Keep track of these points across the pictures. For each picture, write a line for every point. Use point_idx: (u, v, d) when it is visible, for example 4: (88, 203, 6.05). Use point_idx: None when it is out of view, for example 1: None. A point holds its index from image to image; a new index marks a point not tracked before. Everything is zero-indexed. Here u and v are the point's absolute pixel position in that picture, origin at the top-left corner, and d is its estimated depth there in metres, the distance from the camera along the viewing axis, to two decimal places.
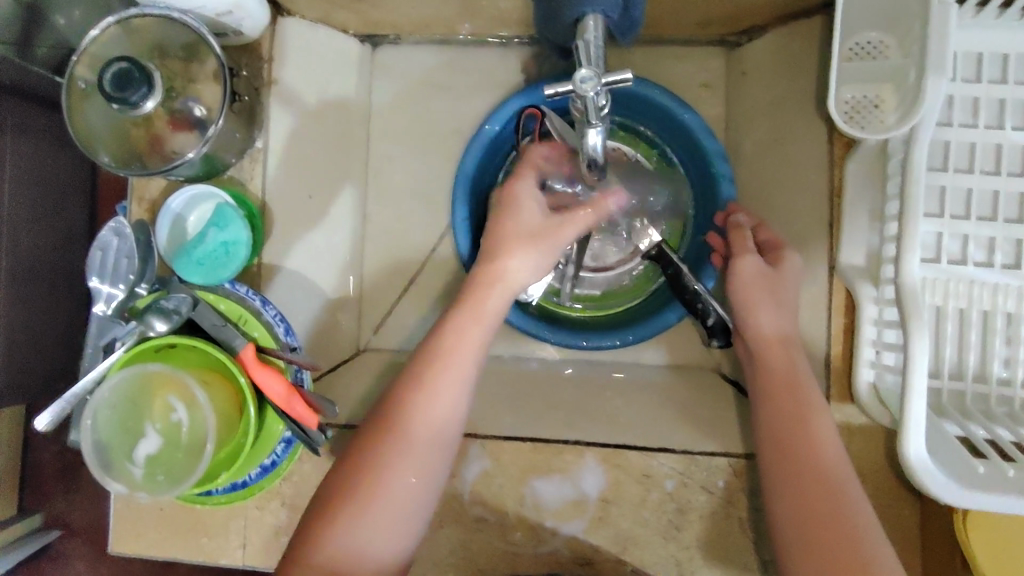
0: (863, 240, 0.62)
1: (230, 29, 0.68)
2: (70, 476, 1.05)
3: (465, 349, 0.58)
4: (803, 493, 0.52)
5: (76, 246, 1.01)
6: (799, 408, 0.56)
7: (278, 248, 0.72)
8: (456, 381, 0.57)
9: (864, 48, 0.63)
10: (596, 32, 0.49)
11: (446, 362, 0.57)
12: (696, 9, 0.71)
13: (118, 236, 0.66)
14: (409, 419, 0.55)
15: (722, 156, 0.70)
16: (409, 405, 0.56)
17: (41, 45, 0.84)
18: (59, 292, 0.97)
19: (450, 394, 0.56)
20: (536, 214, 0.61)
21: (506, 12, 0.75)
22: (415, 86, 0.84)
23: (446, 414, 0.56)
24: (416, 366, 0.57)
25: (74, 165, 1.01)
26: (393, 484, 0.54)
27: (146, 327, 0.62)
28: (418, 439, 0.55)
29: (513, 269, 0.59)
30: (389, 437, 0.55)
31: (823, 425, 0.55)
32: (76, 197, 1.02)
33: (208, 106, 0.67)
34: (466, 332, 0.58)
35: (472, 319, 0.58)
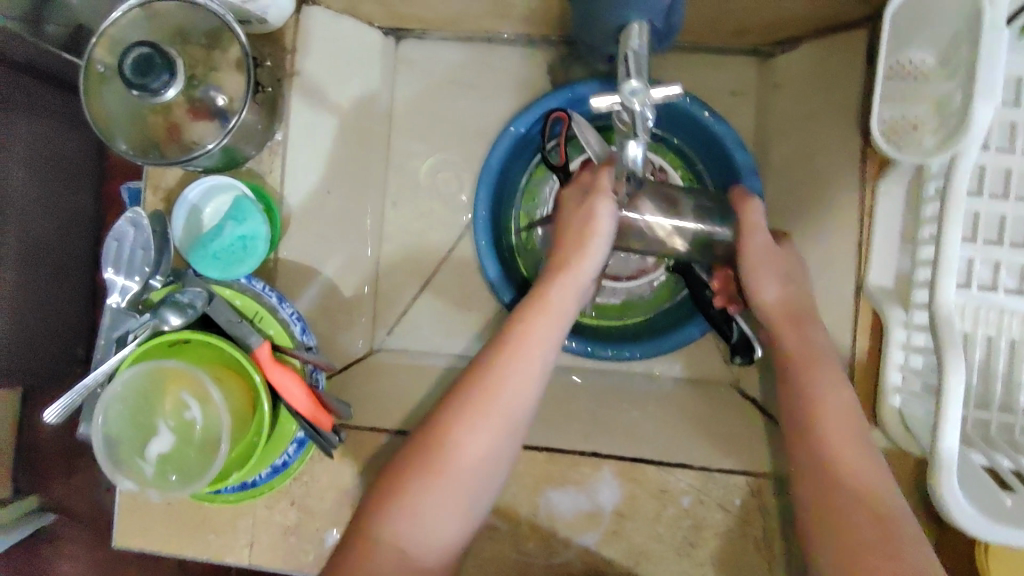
0: (893, 263, 0.62)
1: (254, 17, 0.66)
2: (74, 461, 1.04)
3: (540, 338, 0.58)
4: (837, 521, 0.50)
5: (81, 229, 0.99)
6: (818, 429, 0.55)
7: (296, 244, 0.70)
8: (528, 369, 0.57)
9: (906, 66, 0.61)
10: (640, 39, 0.47)
11: (520, 348, 0.57)
12: (732, 17, 0.70)
13: (135, 226, 0.64)
14: (480, 413, 0.55)
15: (752, 171, 0.68)
16: (483, 397, 0.55)
17: (52, 22, 0.82)
18: (68, 276, 0.96)
19: (523, 380, 0.56)
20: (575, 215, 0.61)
21: (538, 11, 0.73)
22: (439, 82, 0.83)
23: (519, 402, 0.56)
24: (489, 356, 0.57)
25: (79, 147, 0.97)
26: (456, 476, 0.54)
27: (159, 321, 0.61)
28: (486, 431, 0.55)
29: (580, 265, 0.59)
30: (457, 428, 0.54)
31: (848, 445, 0.53)
32: (83, 180, 0.99)
33: (229, 96, 0.64)
34: (536, 325, 0.58)
35: (544, 316, 0.58)
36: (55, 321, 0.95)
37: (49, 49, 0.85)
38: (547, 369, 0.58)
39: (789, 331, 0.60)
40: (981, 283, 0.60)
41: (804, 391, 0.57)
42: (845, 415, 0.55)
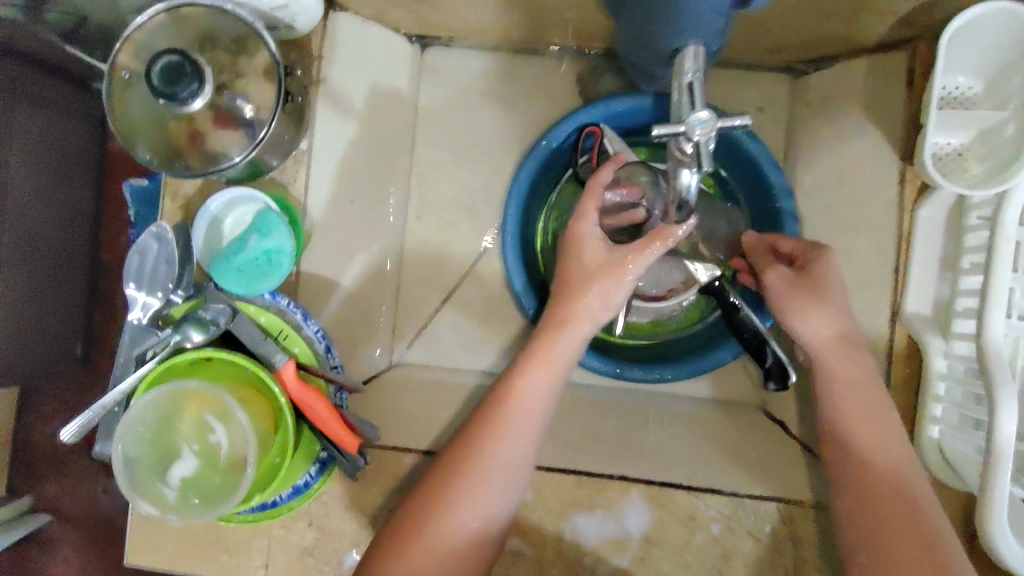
0: (931, 291, 0.62)
1: (283, 23, 0.64)
2: (62, 461, 0.98)
3: (536, 393, 0.56)
4: (888, 549, 0.50)
5: (77, 226, 0.94)
6: (856, 453, 0.55)
7: (320, 257, 0.69)
8: (522, 426, 0.56)
9: (952, 91, 0.59)
10: (695, 63, 0.46)
11: (518, 403, 0.56)
12: (769, 34, 0.69)
13: (159, 240, 0.63)
14: (472, 479, 0.54)
15: (787, 192, 0.67)
16: (471, 457, 0.55)
17: (52, 9, 0.76)
18: (65, 275, 0.92)
19: (514, 443, 0.55)
20: (599, 252, 0.57)
21: (571, 22, 0.72)
22: (464, 91, 0.81)
23: (520, 453, 0.56)
24: (490, 403, 0.57)
25: (78, 140, 0.92)
26: (462, 522, 0.54)
27: (181, 338, 0.59)
28: (486, 476, 0.54)
29: (588, 310, 0.57)
30: (446, 495, 0.54)
31: (885, 469, 0.54)
32: (82, 174, 0.94)
33: (257, 105, 0.62)
34: (533, 379, 0.57)
35: (542, 368, 0.57)
36: (51, 323, 0.90)
37: (47, 36, 0.79)
38: (539, 427, 0.57)
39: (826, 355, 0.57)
40: None
41: (842, 421, 0.56)
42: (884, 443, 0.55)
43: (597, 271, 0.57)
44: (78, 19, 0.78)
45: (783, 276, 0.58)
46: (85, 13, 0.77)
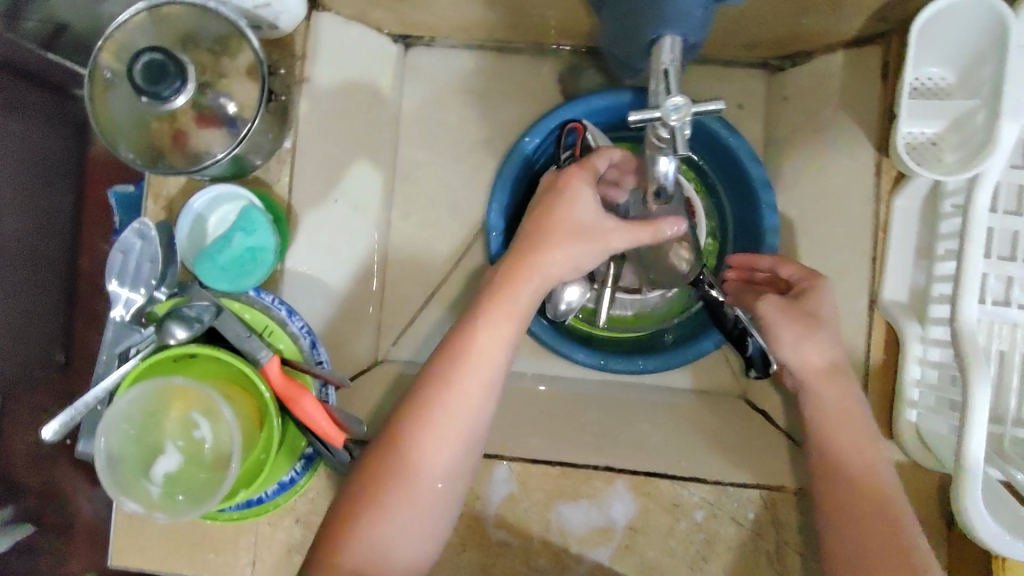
0: (908, 279, 0.63)
1: (266, 23, 0.65)
2: None
3: (490, 347, 0.54)
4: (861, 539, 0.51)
5: (51, 233, 0.87)
6: (836, 441, 0.55)
7: (302, 254, 0.69)
8: (479, 380, 0.54)
9: (924, 83, 0.61)
10: (673, 53, 0.46)
11: (472, 358, 0.54)
12: (746, 31, 0.69)
13: (143, 238, 0.63)
14: (437, 431, 0.53)
15: (767, 183, 0.68)
16: (434, 410, 0.53)
17: (31, 18, 0.77)
18: (36, 280, 0.85)
19: (475, 394, 0.54)
20: (588, 211, 0.56)
21: (551, 20, 0.72)
22: (446, 90, 0.81)
23: (476, 410, 0.54)
24: (441, 359, 0.54)
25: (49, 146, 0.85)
26: (420, 483, 0.53)
27: (164, 335, 0.59)
28: (444, 433, 0.53)
29: (546, 264, 0.55)
30: (412, 447, 0.53)
31: (858, 460, 0.55)
32: (60, 178, 0.87)
33: (241, 103, 0.62)
34: (492, 330, 0.55)
35: (500, 316, 0.55)
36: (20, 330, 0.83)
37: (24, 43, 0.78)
38: (499, 380, 0.55)
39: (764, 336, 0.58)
40: (994, 298, 0.61)
41: (813, 409, 0.57)
42: (851, 430, 0.56)
43: (584, 229, 0.55)
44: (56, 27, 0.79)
45: (778, 305, 0.57)
46: (63, 20, 0.79)
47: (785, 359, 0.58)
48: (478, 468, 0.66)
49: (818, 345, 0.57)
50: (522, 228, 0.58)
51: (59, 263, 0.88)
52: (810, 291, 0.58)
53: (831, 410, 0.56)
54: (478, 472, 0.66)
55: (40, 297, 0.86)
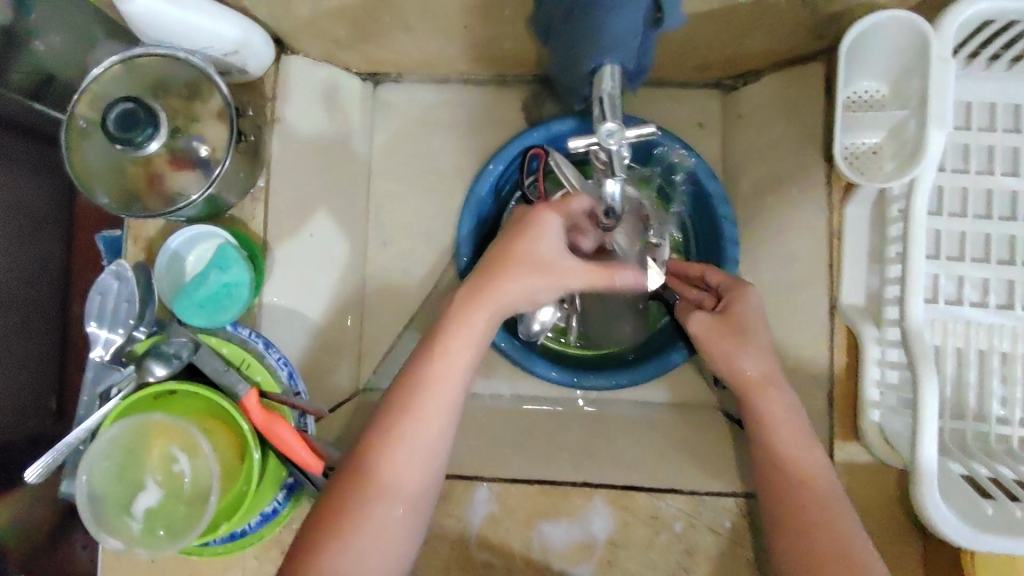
0: (864, 282, 0.65)
1: (235, 68, 0.68)
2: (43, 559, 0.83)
3: (450, 376, 0.56)
4: (806, 542, 0.52)
5: (41, 283, 0.85)
6: (795, 444, 0.56)
7: (280, 288, 0.71)
8: (439, 409, 0.55)
9: (862, 97, 0.64)
10: (613, 81, 0.49)
11: (432, 386, 0.55)
12: (696, 55, 0.72)
13: (119, 279, 0.64)
14: (397, 462, 0.54)
15: (724, 199, 0.71)
16: (394, 441, 0.54)
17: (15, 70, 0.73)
18: (27, 332, 0.82)
19: (435, 423, 0.55)
20: (556, 247, 0.58)
21: (509, 52, 0.74)
22: (414, 123, 0.84)
23: (437, 436, 0.55)
24: (402, 388, 0.56)
25: (32, 197, 0.83)
26: (382, 514, 0.53)
27: (144, 372, 0.61)
28: (406, 460, 0.54)
29: (506, 291, 0.57)
30: (373, 478, 0.53)
31: (812, 461, 0.56)
32: (42, 228, 0.85)
33: (212, 145, 0.65)
34: (452, 357, 0.56)
35: (460, 343, 0.57)
36: (7, 378, 0.79)
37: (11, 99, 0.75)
38: (461, 406, 0.57)
39: (721, 348, 0.60)
40: (947, 297, 0.63)
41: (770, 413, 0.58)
42: (804, 431, 0.57)
43: (548, 263, 0.58)
44: (45, 78, 0.76)
45: (706, 322, 0.61)
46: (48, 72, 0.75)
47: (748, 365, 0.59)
48: (458, 490, 0.67)
49: (751, 356, 0.59)
50: (486, 252, 0.60)
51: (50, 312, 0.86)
52: (734, 303, 0.61)
53: (792, 413, 0.58)
54: (459, 493, 0.67)
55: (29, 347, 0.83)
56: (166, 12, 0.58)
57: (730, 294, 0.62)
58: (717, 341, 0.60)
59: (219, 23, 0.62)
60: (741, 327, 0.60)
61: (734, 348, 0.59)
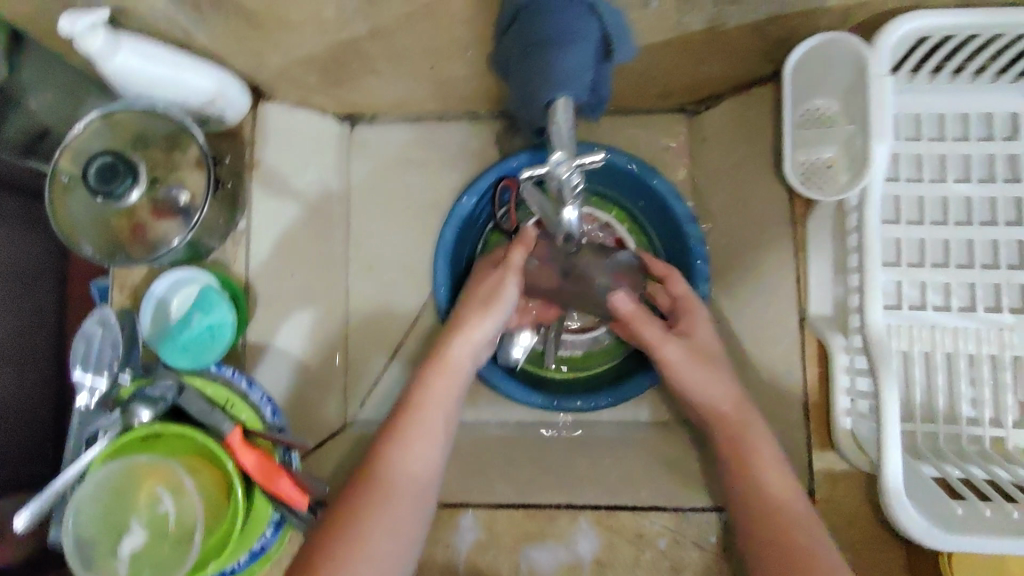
0: (831, 292, 0.65)
1: (213, 116, 0.70)
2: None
3: (435, 404, 0.59)
4: (781, 557, 0.52)
5: (36, 337, 0.85)
6: (762, 461, 0.57)
7: (264, 327, 0.73)
8: (429, 433, 0.58)
9: (813, 113, 0.66)
10: (565, 115, 0.52)
11: (418, 414, 0.58)
12: (656, 84, 0.74)
13: (103, 325, 0.67)
14: (390, 483, 0.55)
15: (691, 218, 0.73)
16: (386, 462, 0.56)
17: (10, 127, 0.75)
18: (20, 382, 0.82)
19: (425, 447, 0.57)
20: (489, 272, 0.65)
21: (478, 89, 0.76)
22: (390, 162, 0.87)
23: (424, 464, 0.57)
24: (393, 420, 0.59)
25: (23, 253, 0.85)
26: (375, 533, 0.53)
27: (130, 416, 0.62)
28: (394, 487, 0.55)
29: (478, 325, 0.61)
30: (365, 498, 0.54)
31: (781, 478, 0.56)
32: (37, 281, 0.87)
33: (191, 192, 0.67)
34: (435, 388, 0.59)
35: (444, 377, 0.60)
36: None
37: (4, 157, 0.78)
38: (448, 435, 0.59)
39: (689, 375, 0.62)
40: (910, 302, 0.64)
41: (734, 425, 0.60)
42: (771, 448, 0.58)
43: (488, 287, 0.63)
44: (38, 134, 0.77)
45: (681, 347, 0.63)
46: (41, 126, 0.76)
47: (717, 394, 0.60)
48: (444, 518, 0.68)
49: (717, 380, 0.61)
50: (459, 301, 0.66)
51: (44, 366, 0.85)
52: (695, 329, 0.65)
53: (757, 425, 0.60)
54: (445, 521, 0.67)
55: (22, 399, 0.82)
56: (140, 67, 0.60)
57: (688, 315, 0.67)
58: (689, 367, 0.62)
59: (195, 77, 0.64)
60: (703, 350, 0.63)
61: (704, 376, 0.61)
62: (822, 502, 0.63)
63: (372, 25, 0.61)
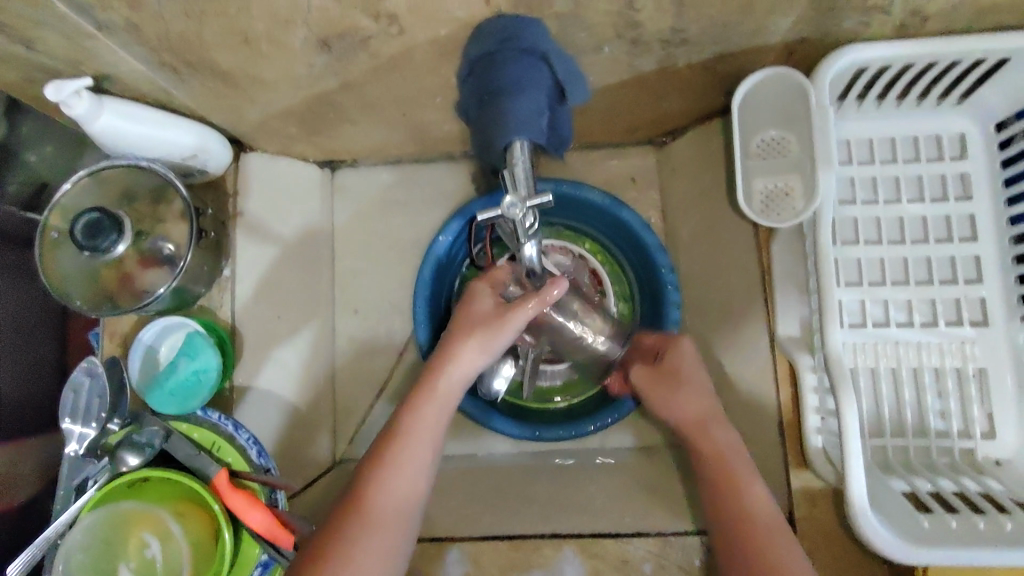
0: (797, 314, 0.67)
1: (196, 169, 0.74)
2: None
3: (423, 432, 0.59)
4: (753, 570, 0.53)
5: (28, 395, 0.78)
6: (730, 472, 0.59)
7: (251, 370, 0.76)
8: (415, 458, 0.58)
9: (768, 143, 0.70)
10: (523, 157, 0.56)
11: (405, 442, 0.58)
12: (621, 119, 0.77)
13: (91, 374, 0.69)
14: (376, 509, 0.55)
15: (660, 248, 0.75)
16: (372, 488, 0.56)
17: (12, 181, 0.77)
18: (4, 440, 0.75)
19: (412, 472, 0.58)
20: (489, 303, 0.63)
21: (451, 131, 0.79)
22: (371, 204, 0.89)
23: (411, 491, 0.57)
24: (377, 448, 0.58)
25: (17, 302, 0.79)
26: (361, 560, 0.53)
27: (118, 463, 0.64)
28: (383, 516, 0.55)
29: (467, 355, 0.61)
30: (350, 523, 0.54)
31: (751, 493, 0.58)
32: (34, 336, 0.80)
33: (176, 244, 0.71)
34: (425, 417, 0.59)
35: (432, 405, 0.60)
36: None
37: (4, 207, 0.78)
38: (434, 461, 0.60)
39: (659, 397, 0.67)
40: (875, 320, 0.65)
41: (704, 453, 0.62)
42: (743, 462, 0.60)
43: (480, 318, 0.62)
44: (38, 187, 0.80)
45: (643, 371, 0.69)
46: (43, 180, 0.80)
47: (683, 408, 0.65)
48: (432, 552, 0.69)
49: (682, 399, 0.65)
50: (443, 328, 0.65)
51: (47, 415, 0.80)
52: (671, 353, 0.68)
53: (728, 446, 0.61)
54: (433, 557, 0.68)
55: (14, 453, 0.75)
56: (122, 128, 0.63)
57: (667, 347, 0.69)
58: (652, 387, 0.68)
59: (176, 133, 0.68)
60: (672, 377, 0.66)
61: (667, 395, 0.66)
62: (802, 521, 0.64)
63: (342, 79, 0.64)
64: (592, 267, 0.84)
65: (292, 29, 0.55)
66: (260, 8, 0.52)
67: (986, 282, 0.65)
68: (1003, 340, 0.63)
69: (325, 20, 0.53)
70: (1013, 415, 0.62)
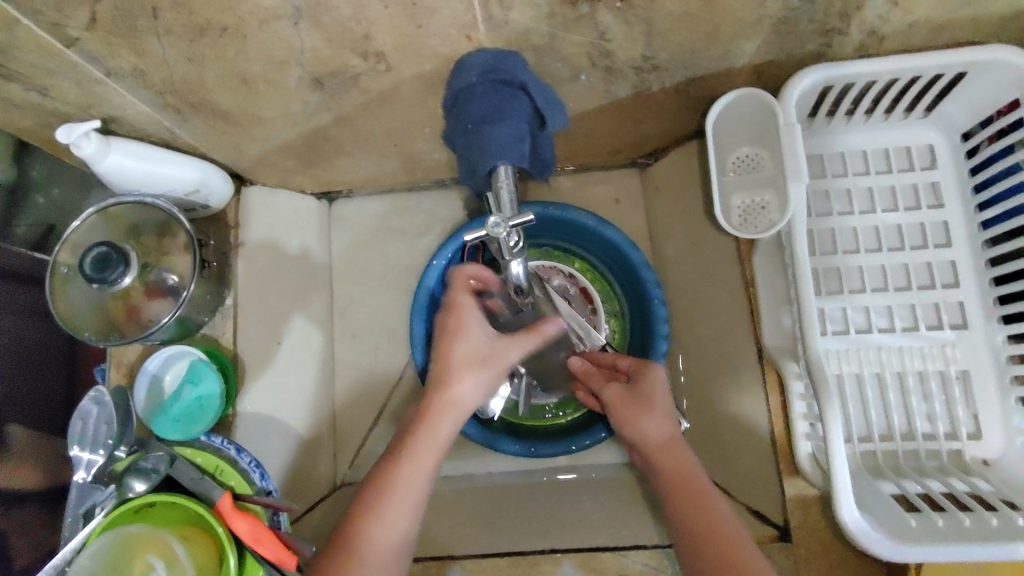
0: (780, 322, 0.68)
1: (199, 204, 0.77)
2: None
3: (416, 479, 0.56)
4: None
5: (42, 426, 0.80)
6: (699, 489, 0.58)
7: (254, 397, 0.78)
8: (412, 499, 0.56)
9: (743, 160, 0.73)
10: (506, 181, 0.59)
11: (399, 482, 0.55)
12: (603, 143, 0.80)
13: (98, 403, 0.71)
14: (371, 546, 0.54)
15: (647, 264, 0.77)
16: (372, 521, 0.54)
17: (21, 223, 0.84)
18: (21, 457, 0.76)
19: (408, 513, 0.56)
20: (484, 337, 0.59)
21: (442, 159, 0.82)
22: (368, 232, 0.92)
23: (406, 534, 0.56)
24: (378, 476, 0.56)
25: (31, 340, 0.81)
26: None
27: (124, 490, 0.66)
28: (375, 554, 0.54)
29: (464, 396, 0.58)
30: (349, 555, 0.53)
31: (716, 510, 0.57)
32: (45, 371, 0.81)
33: (180, 273, 0.73)
34: (418, 461, 0.56)
35: (424, 448, 0.57)
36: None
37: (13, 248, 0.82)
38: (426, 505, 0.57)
39: (629, 415, 0.65)
40: (856, 327, 0.67)
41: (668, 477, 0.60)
42: (700, 483, 0.59)
43: (483, 356, 0.59)
44: (46, 229, 0.86)
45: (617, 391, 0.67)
46: (53, 221, 0.86)
47: (654, 429, 0.63)
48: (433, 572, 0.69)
49: (656, 420, 0.64)
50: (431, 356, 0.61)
51: (53, 444, 0.80)
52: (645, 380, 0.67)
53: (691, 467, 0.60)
54: None
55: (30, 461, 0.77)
56: (129, 166, 0.66)
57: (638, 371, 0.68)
58: (621, 406, 0.66)
59: (180, 170, 0.71)
60: (647, 397, 0.65)
61: (640, 413, 0.64)
62: (796, 528, 0.65)
63: (335, 114, 0.68)
64: (582, 285, 0.86)
65: (287, 69, 0.58)
66: (257, 51, 0.55)
67: (963, 285, 0.67)
68: (983, 341, 0.65)
69: (317, 59, 0.57)
70: (997, 415, 0.64)
